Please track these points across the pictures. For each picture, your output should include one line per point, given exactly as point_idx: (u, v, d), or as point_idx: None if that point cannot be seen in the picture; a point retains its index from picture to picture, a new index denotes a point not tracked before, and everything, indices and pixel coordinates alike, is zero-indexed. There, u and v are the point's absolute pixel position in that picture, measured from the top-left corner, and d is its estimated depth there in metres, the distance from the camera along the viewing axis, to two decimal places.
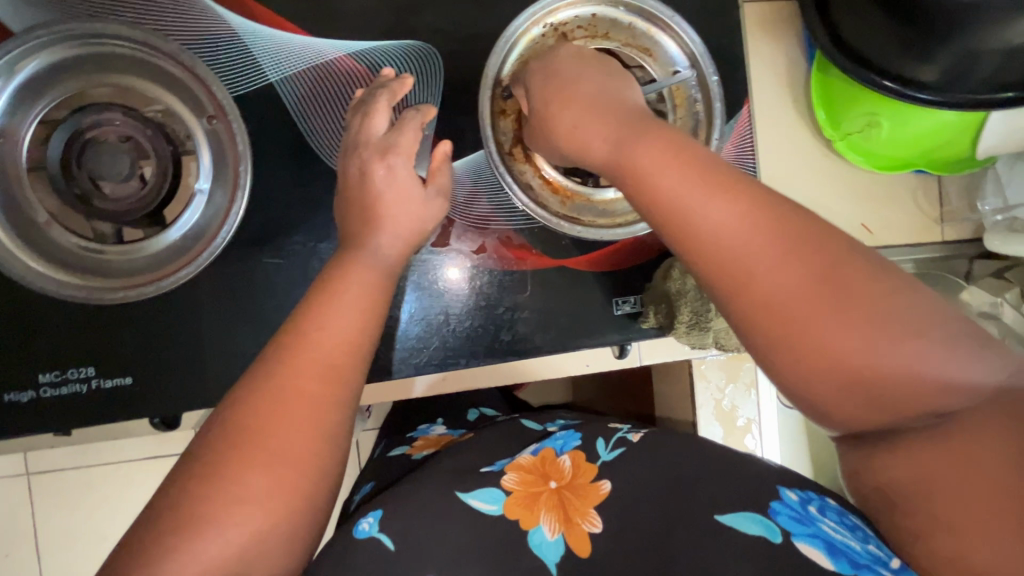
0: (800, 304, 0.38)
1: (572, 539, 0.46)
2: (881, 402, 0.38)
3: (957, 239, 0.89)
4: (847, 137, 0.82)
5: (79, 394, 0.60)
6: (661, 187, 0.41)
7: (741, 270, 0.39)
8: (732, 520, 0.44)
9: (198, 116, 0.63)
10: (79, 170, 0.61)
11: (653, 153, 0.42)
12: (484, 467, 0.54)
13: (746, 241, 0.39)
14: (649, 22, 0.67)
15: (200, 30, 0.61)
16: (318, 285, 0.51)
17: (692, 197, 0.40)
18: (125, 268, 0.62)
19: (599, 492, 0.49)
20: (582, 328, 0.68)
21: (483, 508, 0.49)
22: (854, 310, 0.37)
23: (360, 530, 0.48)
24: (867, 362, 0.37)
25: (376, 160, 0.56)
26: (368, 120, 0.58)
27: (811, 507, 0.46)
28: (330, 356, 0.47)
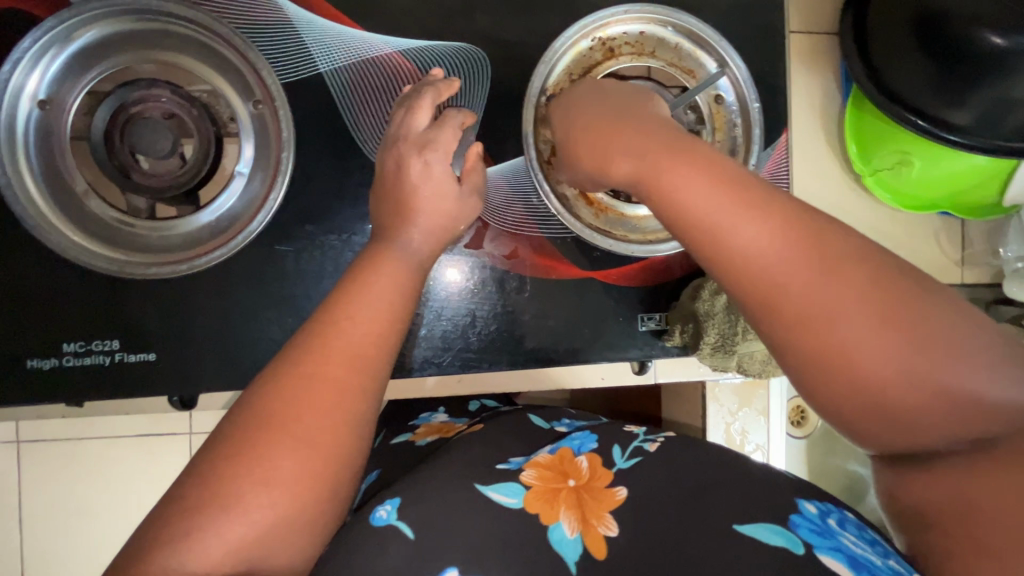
0: (830, 326, 0.37)
1: (590, 540, 0.46)
2: (907, 426, 0.38)
3: (974, 283, 0.89)
4: (876, 173, 0.82)
5: (102, 366, 0.60)
6: (689, 205, 0.41)
7: (772, 291, 0.39)
8: (751, 530, 0.44)
9: (244, 100, 0.63)
10: (120, 142, 0.61)
11: (681, 170, 0.42)
12: (501, 464, 0.54)
13: (778, 262, 0.38)
14: (696, 44, 0.68)
15: (254, 15, 0.61)
16: (354, 275, 0.51)
17: (716, 218, 0.40)
18: (158, 244, 0.62)
19: (615, 498, 0.48)
20: (606, 341, 0.68)
21: (502, 500, 0.49)
22: (888, 333, 0.37)
23: (377, 518, 0.48)
24: (897, 386, 0.37)
25: (415, 155, 0.55)
26: (413, 116, 0.57)
27: (828, 520, 0.46)
28: (363, 347, 0.47)
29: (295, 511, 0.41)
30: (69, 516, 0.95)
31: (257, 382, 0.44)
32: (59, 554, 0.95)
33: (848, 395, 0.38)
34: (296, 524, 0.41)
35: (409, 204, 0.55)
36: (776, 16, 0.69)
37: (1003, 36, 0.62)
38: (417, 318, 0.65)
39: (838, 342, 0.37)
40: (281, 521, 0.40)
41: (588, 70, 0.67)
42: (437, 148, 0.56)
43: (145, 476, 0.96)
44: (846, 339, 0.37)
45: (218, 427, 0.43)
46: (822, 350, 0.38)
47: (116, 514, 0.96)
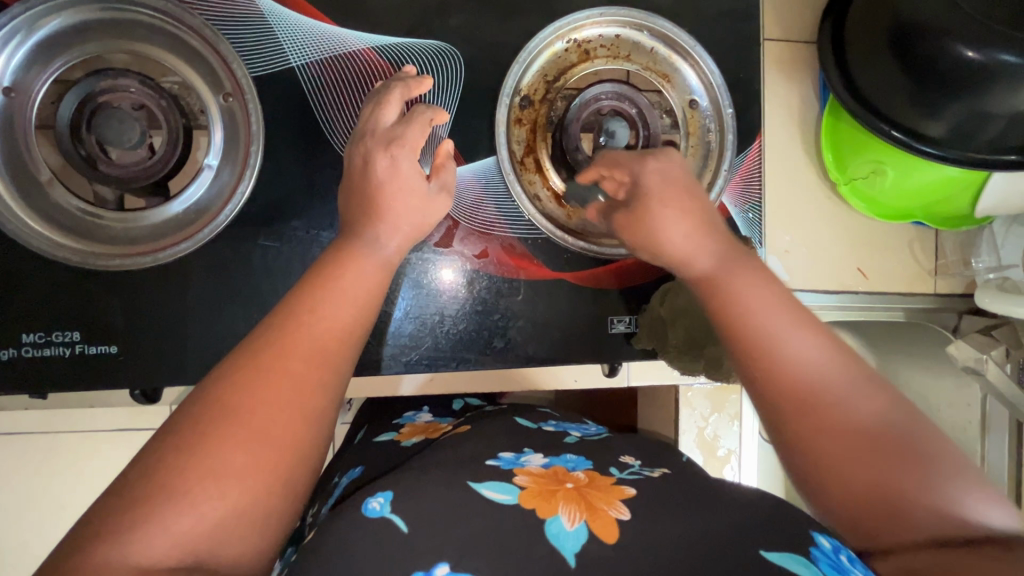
0: (832, 435, 0.44)
1: (598, 526, 0.43)
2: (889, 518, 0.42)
3: (949, 293, 0.91)
4: (852, 182, 0.83)
5: (61, 357, 0.59)
6: (752, 310, 0.48)
7: (780, 390, 0.46)
8: (779, 559, 0.39)
9: (215, 93, 0.63)
10: (86, 131, 0.60)
11: (753, 280, 0.50)
12: (490, 460, 0.53)
13: (780, 366, 0.46)
14: (671, 49, 0.69)
15: (227, 7, 0.61)
16: (316, 269, 0.51)
17: (818, 339, 0.47)
18: (124, 235, 0.62)
19: (625, 491, 0.47)
20: (576, 342, 0.68)
21: (495, 497, 0.46)
22: (861, 439, 0.44)
23: (370, 509, 0.46)
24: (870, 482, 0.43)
25: (382, 151, 0.55)
26: (380, 110, 0.58)
27: (842, 556, 0.42)
28: (321, 342, 0.46)
29: (245, 504, 0.40)
30: (40, 507, 0.93)
31: (210, 374, 0.44)
32: (21, 547, 0.94)
33: (833, 491, 0.44)
34: (246, 518, 0.40)
35: (377, 198, 0.55)
36: (751, 23, 0.70)
37: (976, 50, 0.63)
38: (385, 314, 0.65)
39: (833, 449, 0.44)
40: (229, 514, 0.39)
41: (563, 72, 0.68)
42: (407, 144, 0.56)
43: (112, 470, 0.94)
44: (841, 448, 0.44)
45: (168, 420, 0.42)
46: (821, 454, 0.44)
47: (88, 506, 0.95)
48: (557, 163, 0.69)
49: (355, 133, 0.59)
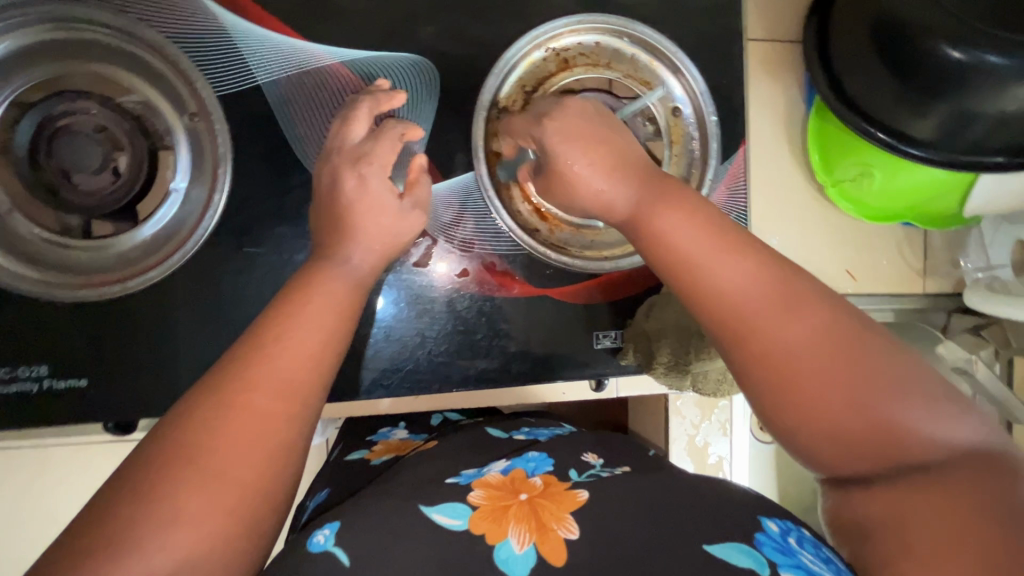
0: (794, 365, 0.41)
1: (548, 549, 0.42)
2: (876, 455, 0.39)
3: (937, 292, 0.90)
4: (839, 184, 0.82)
5: (29, 393, 0.57)
6: (679, 246, 0.45)
7: (746, 333, 0.42)
8: (721, 550, 0.41)
9: (179, 112, 0.60)
10: (47, 159, 0.58)
11: (676, 208, 0.46)
12: (449, 479, 0.51)
13: (739, 305, 0.42)
14: (652, 55, 0.67)
15: (186, 23, 0.58)
16: (283, 293, 0.49)
17: (755, 263, 0.44)
18: (90, 264, 0.60)
19: (576, 499, 0.46)
20: (561, 359, 0.67)
21: (445, 522, 0.45)
22: (835, 372, 0.40)
23: (314, 543, 0.45)
24: (858, 419, 0.39)
25: (350, 168, 0.53)
26: (349, 126, 0.56)
27: (790, 539, 0.43)
28: (294, 373, 0.43)
29: (203, 551, 0.36)
30: None
31: (170, 413, 0.41)
32: None
33: (807, 425, 0.40)
34: (209, 564, 0.37)
35: (347, 216, 0.52)
36: (732, 25, 0.68)
37: (963, 50, 0.61)
38: (362, 332, 0.63)
39: (801, 375, 0.40)
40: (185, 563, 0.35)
41: (542, 81, 0.66)
42: (377, 161, 0.54)
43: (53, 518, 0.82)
44: (808, 374, 0.40)
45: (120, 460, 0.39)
46: (790, 390, 0.40)
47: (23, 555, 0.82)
48: None
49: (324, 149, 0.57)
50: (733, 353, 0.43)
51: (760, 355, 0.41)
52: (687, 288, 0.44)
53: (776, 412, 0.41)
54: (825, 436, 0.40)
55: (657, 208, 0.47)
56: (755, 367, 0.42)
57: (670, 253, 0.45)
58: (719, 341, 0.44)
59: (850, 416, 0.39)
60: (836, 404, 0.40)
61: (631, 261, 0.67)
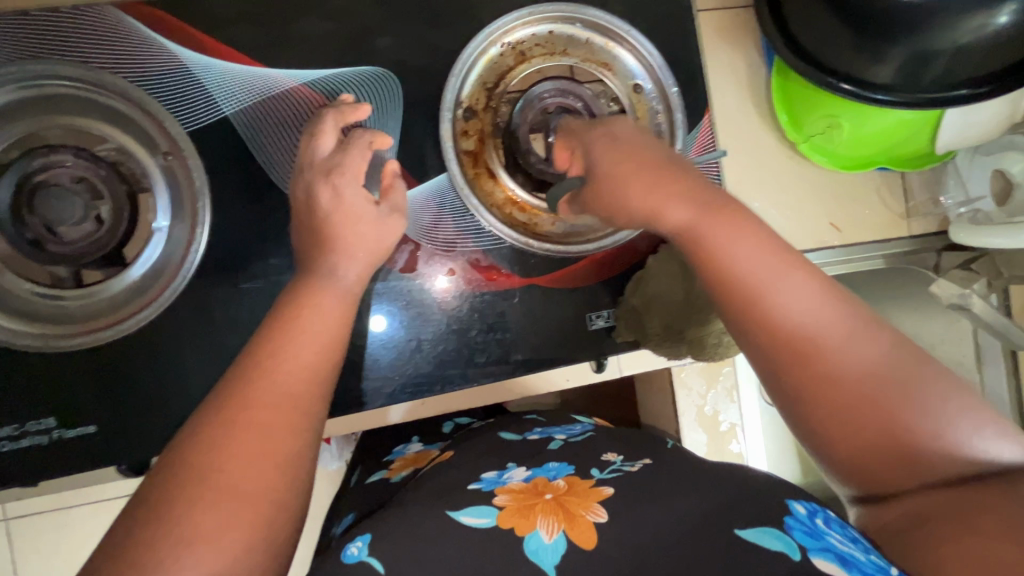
0: (846, 379, 0.43)
1: (576, 533, 0.44)
2: (916, 465, 0.42)
3: (924, 233, 0.90)
4: (810, 139, 0.83)
5: (40, 446, 0.58)
6: (738, 265, 0.46)
7: (804, 346, 0.44)
8: (752, 535, 0.41)
9: (152, 153, 0.61)
10: (29, 215, 0.59)
11: (743, 229, 0.47)
12: (471, 484, 0.52)
13: (798, 321, 0.45)
14: (606, 37, 0.68)
15: (148, 65, 0.59)
16: (273, 314, 0.49)
17: (815, 285, 0.46)
18: (84, 312, 0.61)
19: (601, 493, 0.47)
20: (558, 344, 0.67)
21: (472, 522, 0.46)
22: (882, 387, 0.43)
23: (348, 556, 0.45)
24: (902, 430, 0.42)
25: (323, 181, 0.54)
26: (316, 140, 0.57)
27: (817, 519, 0.44)
28: (294, 387, 0.45)
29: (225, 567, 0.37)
30: None
31: (174, 441, 0.41)
32: None
33: (848, 443, 0.44)
34: None
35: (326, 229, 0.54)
36: None
37: None
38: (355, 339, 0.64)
39: (850, 392, 0.43)
40: None
41: (502, 77, 0.67)
42: (348, 172, 0.55)
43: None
44: (856, 392, 0.43)
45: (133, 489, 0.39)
46: (838, 401, 0.43)
47: None
48: (510, 167, 0.68)
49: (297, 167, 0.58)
50: (789, 367, 0.45)
51: (815, 373, 0.44)
52: (747, 309, 0.46)
53: (826, 424, 0.44)
54: (872, 443, 0.43)
55: (726, 225, 0.48)
56: (807, 386, 0.44)
57: (731, 273, 0.46)
58: (772, 356, 0.46)
59: (892, 433, 0.43)
60: (882, 421, 0.43)
61: (613, 240, 0.68)
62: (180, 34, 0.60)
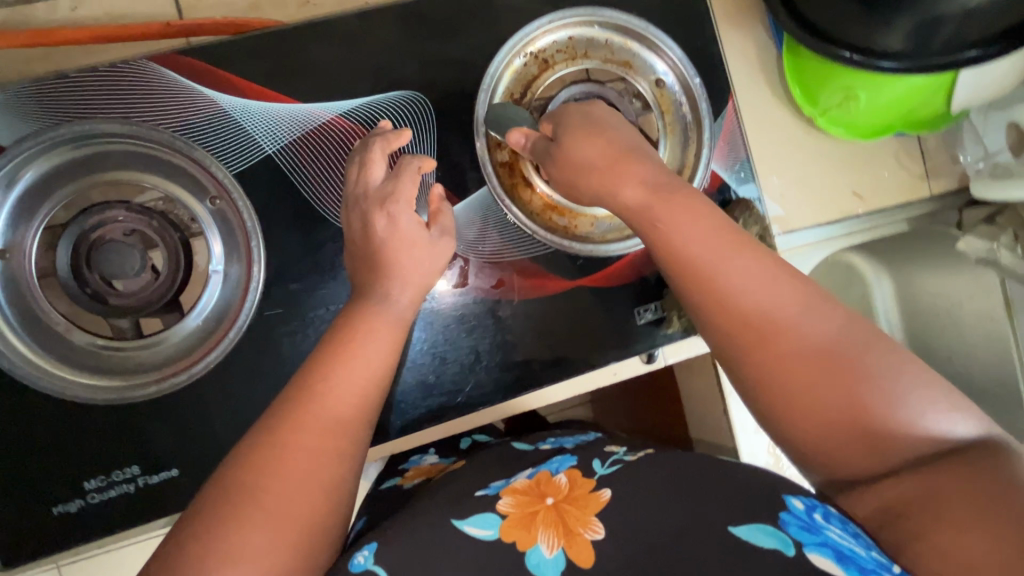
0: (795, 356, 0.45)
1: (575, 550, 0.43)
2: (875, 441, 0.43)
3: (946, 192, 0.93)
4: (827, 112, 0.84)
5: (127, 494, 0.60)
6: (689, 245, 0.48)
7: (758, 327, 0.46)
8: (745, 532, 0.41)
9: (200, 198, 0.63)
10: (89, 271, 0.61)
11: (688, 212, 0.49)
12: (479, 490, 0.51)
13: (748, 302, 0.46)
14: (625, 36, 0.69)
15: (188, 113, 0.61)
16: (323, 342, 0.52)
17: (762, 269, 0.47)
18: (151, 361, 0.62)
19: (600, 499, 0.46)
20: (610, 341, 0.69)
21: (477, 533, 0.45)
22: (834, 364, 0.44)
23: (355, 564, 0.44)
24: (856, 408, 0.43)
25: (378, 210, 0.56)
26: (368, 171, 0.58)
27: (816, 515, 0.43)
28: (341, 412, 0.47)
29: None
30: None
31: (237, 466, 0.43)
32: None
33: (806, 425, 0.44)
34: None
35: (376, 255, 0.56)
36: None
37: None
38: (409, 355, 0.66)
39: (801, 370, 0.44)
40: None
41: (528, 86, 0.69)
42: (401, 199, 0.56)
43: None
44: (805, 371, 0.44)
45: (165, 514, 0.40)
46: (791, 378, 0.45)
47: None
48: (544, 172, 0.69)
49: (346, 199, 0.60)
50: (747, 351, 0.46)
51: (770, 352, 0.45)
52: (704, 292, 0.48)
53: (781, 403, 0.45)
54: (829, 421, 0.44)
55: (675, 209, 0.49)
56: (761, 369, 0.46)
57: (681, 257, 0.48)
58: (730, 339, 0.47)
59: (843, 410, 0.43)
60: (841, 401, 0.43)
61: None
62: (216, 80, 0.61)
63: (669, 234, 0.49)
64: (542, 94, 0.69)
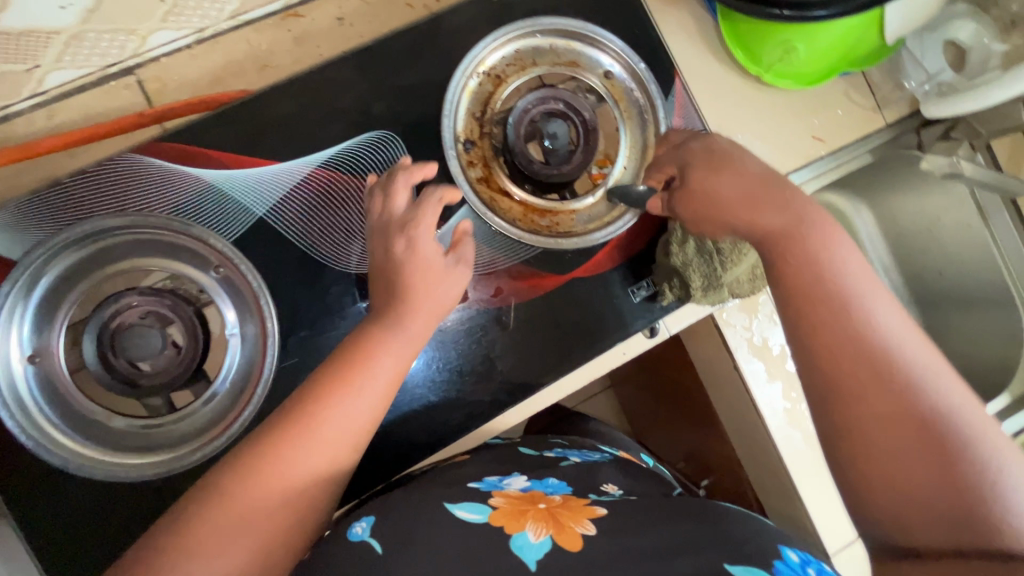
0: (880, 430, 0.50)
1: (564, 538, 0.49)
2: (934, 509, 0.48)
3: (899, 119, 0.96)
4: (772, 68, 0.88)
5: None
6: (800, 292, 0.55)
7: (849, 395, 0.52)
8: (743, 570, 0.46)
9: (204, 270, 0.66)
10: (113, 358, 0.64)
11: (811, 258, 0.55)
12: (472, 484, 0.60)
13: (852, 367, 0.52)
14: (567, 38, 0.73)
15: (180, 195, 0.65)
16: (344, 378, 0.56)
17: (906, 344, 0.52)
18: (190, 430, 0.65)
19: (594, 512, 0.54)
20: (611, 323, 0.73)
21: (466, 515, 0.53)
22: (925, 443, 0.48)
23: (354, 533, 0.53)
24: (926, 481, 0.48)
25: (399, 236, 0.60)
26: (392, 202, 0.62)
27: (808, 568, 0.50)
28: (343, 439, 0.55)
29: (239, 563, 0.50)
30: None
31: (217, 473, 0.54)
32: None
33: (880, 483, 0.50)
34: None
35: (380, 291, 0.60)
36: None
37: None
38: (421, 373, 0.69)
39: (888, 444, 0.50)
40: None
41: (486, 103, 0.73)
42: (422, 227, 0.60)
43: None
44: (893, 448, 0.49)
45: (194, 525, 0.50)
46: (867, 449, 0.51)
47: None
48: (517, 178, 0.73)
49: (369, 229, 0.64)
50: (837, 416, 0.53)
51: (850, 422, 0.52)
52: (805, 339, 0.55)
53: (859, 461, 0.51)
54: (896, 484, 0.49)
55: (792, 245, 0.56)
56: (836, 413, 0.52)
57: (798, 297, 0.55)
58: (821, 398, 0.54)
59: (918, 482, 0.48)
60: (921, 478, 0.48)
61: (631, 216, 0.72)
62: (201, 158, 0.66)
63: (784, 257, 0.56)
64: (501, 106, 0.73)
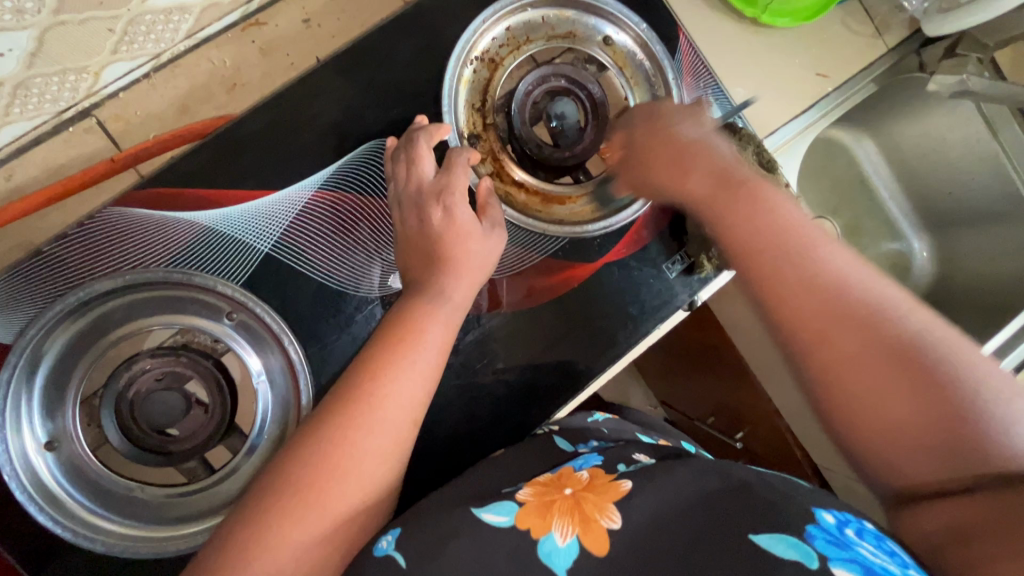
0: (853, 364, 0.48)
1: (591, 538, 0.43)
2: (918, 437, 0.45)
3: (899, 43, 0.92)
4: (768, 8, 0.83)
5: None
6: (744, 237, 0.56)
7: (816, 336, 0.50)
8: (767, 542, 0.39)
9: (216, 318, 0.61)
10: (139, 428, 0.59)
11: (760, 209, 0.56)
12: (506, 486, 0.52)
13: (818, 307, 0.50)
14: (558, 7, 0.69)
15: (176, 243, 0.60)
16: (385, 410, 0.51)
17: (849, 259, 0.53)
18: (230, 490, 0.60)
19: (620, 488, 0.46)
20: (649, 307, 0.69)
21: (494, 519, 0.46)
22: (903, 374, 0.46)
23: (378, 548, 0.46)
24: (907, 421, 0.45)
25: (435, 203, 0.59)
26: (417, 166, 0.60)
27: (846, 529, 0.43)
28: (399, 417, 0.52)
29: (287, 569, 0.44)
30: None
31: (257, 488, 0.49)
32: None
33: (868, 433, 0.47)
34: None
35: (408, 313, 0.56)
36: None
37: None
38: (459, 388, 0.65)
39: (864, 379, 0.47)
40: None
41: (485, 91, 0.68)
42: (456, 190, 0.60)
43: None
44: (866, 375, 0.47)
45: (252, 553, 0.44)
46: (851, 391, 0.48)
47: None
48: (529, 167, 0.69)
49: (397, 201, 0.61)
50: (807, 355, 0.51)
51: (826, 359, 0.49)
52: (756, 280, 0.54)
53: (839, 412, 0.49)
54: (886, 428, 0.46)
55: (726, 199, 0.58)
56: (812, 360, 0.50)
57: (760, 257, 0.54)
58: (790, 339, 0.52)
59: (903, 420, 0.46)
60: (892, 398, 0.46)
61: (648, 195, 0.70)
62: (190, 201, 0.60)
63: (729, 223, 0.57)
64: (502, 92, 0.69)
